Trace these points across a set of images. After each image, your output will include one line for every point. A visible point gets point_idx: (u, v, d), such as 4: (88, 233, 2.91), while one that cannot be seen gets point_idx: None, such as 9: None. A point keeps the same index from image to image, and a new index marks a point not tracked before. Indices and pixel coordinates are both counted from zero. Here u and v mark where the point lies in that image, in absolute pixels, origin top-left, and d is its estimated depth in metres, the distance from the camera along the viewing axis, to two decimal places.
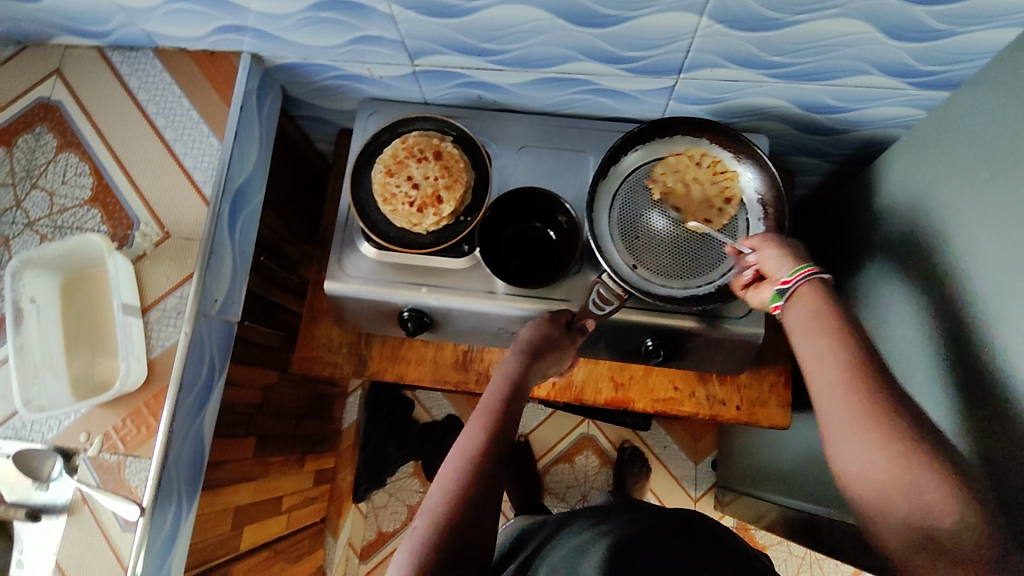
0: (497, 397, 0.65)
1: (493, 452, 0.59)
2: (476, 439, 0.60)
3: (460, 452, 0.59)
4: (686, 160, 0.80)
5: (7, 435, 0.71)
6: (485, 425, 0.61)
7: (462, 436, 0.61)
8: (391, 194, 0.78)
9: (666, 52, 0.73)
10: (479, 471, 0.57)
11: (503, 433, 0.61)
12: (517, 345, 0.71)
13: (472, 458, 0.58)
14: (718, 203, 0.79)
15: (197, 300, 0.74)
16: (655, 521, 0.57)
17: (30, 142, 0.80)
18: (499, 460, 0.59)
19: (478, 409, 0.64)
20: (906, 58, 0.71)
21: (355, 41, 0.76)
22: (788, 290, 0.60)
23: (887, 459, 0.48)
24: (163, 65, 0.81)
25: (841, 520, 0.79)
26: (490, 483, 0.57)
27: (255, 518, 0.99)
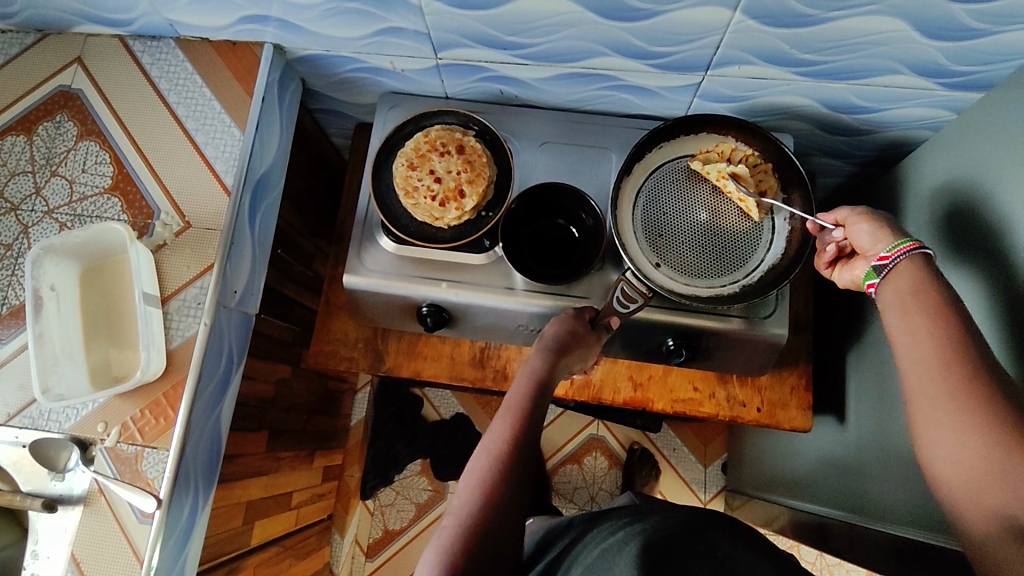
0: (522, 395, 0.65)
1: (519, 451, 0.59)
2: (501, 439, 0.60)
3: (487, 452, 0.59)
4: (717, 156, 0.79)
5: (24, 424, 0.70)
6: (511, 424, 0.61)
7: (488, 436, 0.61)
8: (412, 187, 0.78)
9: (695, 47, 0.72)
10: (505, 472, 0.57)
11: (529, 432, 0.61)
12: (541, 341, 0.70)
13: (498, 457, 0.58)
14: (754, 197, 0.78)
15: (217, 291, 0.73)
16: (687, 519, 0.56)
17: (51, 130, 0.79)
18: (525, 459, 0.59)
19: (503, 408, 0.64)
20: (938, 58, 0.70)
21: (379, 34, 0.76)
22: (886, 265, 0.61)
23: (978, 445, 0.49)
24: (185, 55, 0.81)
25: (866, 525, 0.78)
26: (517, 482, 0.57)
27: (265, 513, 0.98)
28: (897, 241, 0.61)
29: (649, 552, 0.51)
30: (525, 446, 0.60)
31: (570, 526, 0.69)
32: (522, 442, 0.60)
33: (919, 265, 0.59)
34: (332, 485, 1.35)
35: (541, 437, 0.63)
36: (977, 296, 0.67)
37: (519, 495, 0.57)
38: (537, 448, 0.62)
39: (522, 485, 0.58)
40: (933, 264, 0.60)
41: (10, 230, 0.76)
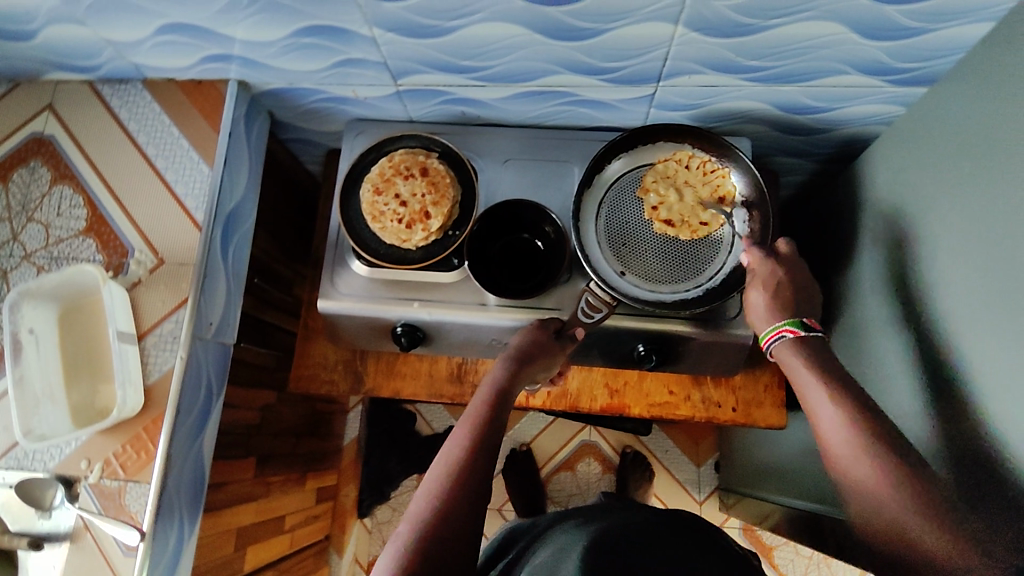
0: (482, 406, 0.68)
1: (476, 458, 0.62)
2: (460, 447, 0.63)
3: (444, 460, 0.62)
4: (674, 165, 0.80)
5: (9, 465, 0.72)
6: (470, 434, 0.64)
7: (447, 446, 0.64)
8: (379, 212, 0.79)
9: (644, 61, 0.73)
10: (461, 477, 0.60)
11: (487, 441, 0.64)
12: (504, 354, 0.73)
13: (455, 464, 0.61)
14: (711, 203, 0.79)
15: (192, 324, 0.75)
16: (651, 525, 0.57)
17: (25, 177, 0.81)
18: (483, 465, 0.62)
19: (463, 419, 0.67)
20: (879, 56, 0.70)
21: (338, 65, 0.78)
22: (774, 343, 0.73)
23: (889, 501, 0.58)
24: (152, 96, 0.83)
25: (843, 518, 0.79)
26: (473, 486, 0.60)
27: (258, 538, 0.99)
28: (776, 324, 0.71)
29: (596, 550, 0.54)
30: (483, 453, 0.62)
31: (533, 527, 0.74)
32: (480, 450, 0.63)
33: (798, 347, 0.69)
34: (327, 505, 1.37)
35: (502, 446, 0.65)
36: (932, 288, 0.69)
37: (476, 499, 0.59)
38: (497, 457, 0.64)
39: (479, 490, 0.60)
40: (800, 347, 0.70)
41: None
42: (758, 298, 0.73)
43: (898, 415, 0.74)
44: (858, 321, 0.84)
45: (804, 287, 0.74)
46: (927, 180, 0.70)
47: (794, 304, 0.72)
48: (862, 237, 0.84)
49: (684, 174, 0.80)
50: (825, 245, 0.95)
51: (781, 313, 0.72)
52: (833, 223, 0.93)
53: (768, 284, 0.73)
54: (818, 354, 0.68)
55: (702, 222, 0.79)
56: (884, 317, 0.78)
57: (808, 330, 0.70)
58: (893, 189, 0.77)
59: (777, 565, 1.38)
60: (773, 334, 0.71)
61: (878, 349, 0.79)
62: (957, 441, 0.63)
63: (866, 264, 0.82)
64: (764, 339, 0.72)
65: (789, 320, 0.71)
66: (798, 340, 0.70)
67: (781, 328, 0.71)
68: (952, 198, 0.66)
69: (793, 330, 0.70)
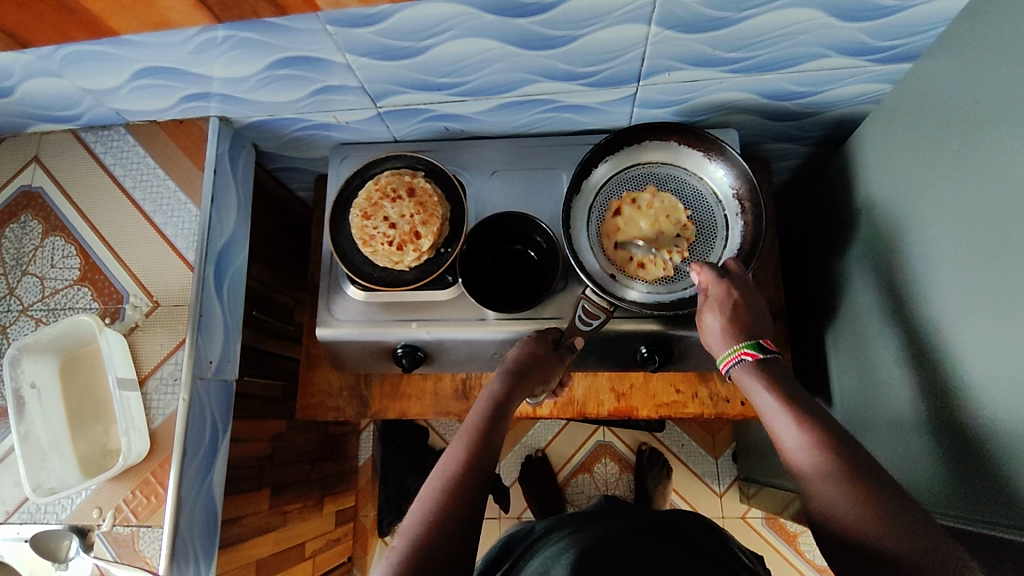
0: (479, 419, 0.68)
1: (472, 471, 0.61)
2: (456, 460, 0.62)
3: (439, 474, 0.61)
4: (671, 216, 0.79)
5: (24, 519, 0.73)
6: (466, 447, 0.64)
7: (443, 459, 0.64)
8: (369, 236, 0.79)
9: (621, 63, 0.72)
10: (455, 490, 0.59)
11: (484, 455, 0.64)
12: (501, 366, 0.73)
13: (451, 477, 0.61)
14: (654, 261, 0.78)
15: (191, 364, 0.76)
16: None
17: (17, 231, 0.82)
18: (479, 479, 0.61)
19: (460, 432, 0.66)
20: (861, 37, 0.69)
21: (317, 92, 0.77)
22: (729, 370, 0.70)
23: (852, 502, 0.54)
24: (135, 138, 0.83)
25: None
26: (467, 499, 0.59)
27: (279, 567, 1.00)
28: (736, 346, 0.68)
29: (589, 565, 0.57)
30: (478, 467, 0.62)
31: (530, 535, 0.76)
32: (476, 462, 0.62)
33: (756, 368, 0.67)
34: (347, 526, 1.37)
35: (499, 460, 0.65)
36: (931, 268, 0.67)
37: (472, 513, 0.59)
38: (493, 471, 0.64)
39: (474, 503, 0.59)
40: (763, 370, 0.67)
41: None
42: (714, 322, 0.71)
43: (904, 397, 0.73)
44: (860, 305, 0.83)
45: (759, 306, 0.71)
46: (919, 158, 0.69)
47: (749, 325, 0.70)
48: (859, 219, 0.82)
49: (671, 229, 0.79)
50: (823, 230, 0.93)
51: (735, 335, 0.69)
52: (830, 207, 0.91)
53: (723, 306, 0.70)
54: (779, 376, 0.66)
55: (631, 259, 0.78)
56: (885, 299, 0.76)
57: (764, 351, 0.68)
58: (886, 169, 0.76)
59: (802, 551, 1.36)
60: (732, 356, 0.69)
61: (881, 333, 0.78)
62: (965, 422, 0.61)
63: (865, 247, 0.81)
64: (723, 363, 0.69)
65: (747, 342, 0.68)
66: (757, 362, 0.67)
67: (740, 351, 0.68)
68: (945, 176, 0.64)
69: (750, 353, 0.68)
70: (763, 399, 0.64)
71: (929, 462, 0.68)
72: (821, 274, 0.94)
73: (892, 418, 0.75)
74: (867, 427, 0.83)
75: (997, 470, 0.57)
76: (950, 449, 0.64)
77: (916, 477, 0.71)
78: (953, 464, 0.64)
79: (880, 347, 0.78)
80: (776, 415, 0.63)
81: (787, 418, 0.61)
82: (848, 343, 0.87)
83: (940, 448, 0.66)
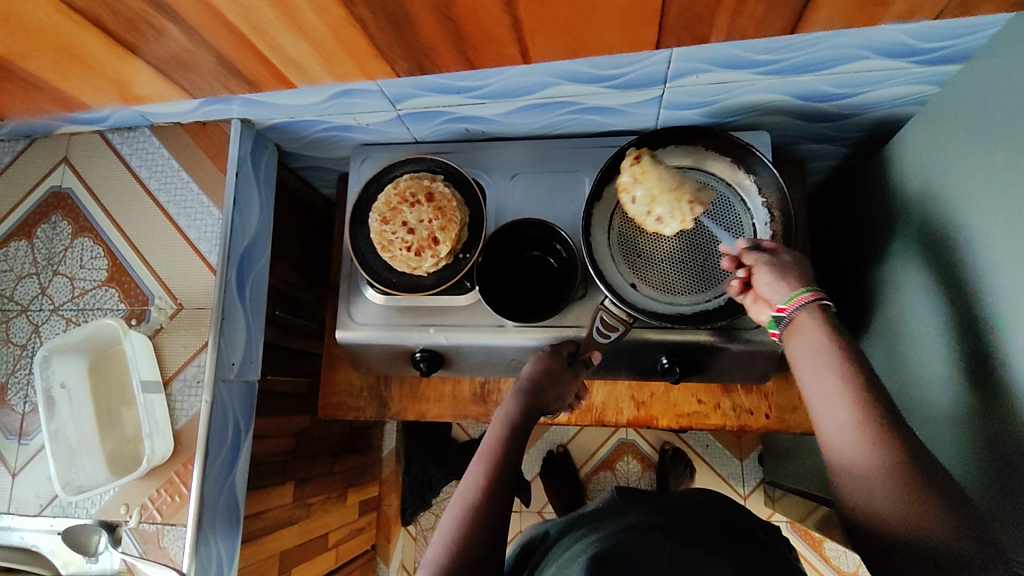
0: (497, 440, 0.67)
1: (490, 497, 0.61)
2: (475, 486, 0.62)
3: (461, 499, 0.61)
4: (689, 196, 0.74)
5: (56, 512, 0.77)
6: (485, 471, 0.63)
7: (463, 481, 0.64)
8: (387, 241, 0.78)
9: (647, 65, 0.69)
10: (475, 519, 0.59)
11: (503, 479, 0.63)
12: (517, 384, 0.72)
13: (471, 505, 0.60)
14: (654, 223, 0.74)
15: (214, 367, 0.77)
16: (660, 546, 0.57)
17: (48, 232, 0.84)
18: (498, 505, 0.61)
19: (478, 453, 0.66)
20: (905, 39, 0.64)
21: (338, 95, 0.75)
22: (785, 317, 0.60)
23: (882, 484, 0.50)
24: (160, 140, 0.84)
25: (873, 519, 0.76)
26: (488, 529, 0.59)
27: (303, 558, 1.02)
28: (796, 292, 0.59)
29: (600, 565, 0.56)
30: (498, 490, 0.62)
31: (546, 538, 0.72)
32: (495, 485, 0.62)
33: (809, 322, 0.58)
34: (371, 515, 1.40)
35: (520, 480, 0.64)
36: (976, 286, 0.63)
37: (493, 542, 0.59)
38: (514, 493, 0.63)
39: (495, 529, 0.59)
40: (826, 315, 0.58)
41: (23, 331, 0.82)
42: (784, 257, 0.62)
43: (942, 414, 0.69)
44: (896, 317, 0.79)
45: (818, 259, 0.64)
46: (966, 170, 0.64)
47: None
48: (897, 228, 0.78)
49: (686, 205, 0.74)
50: (858, 236, 0.89)
51: (797, 280, 0.60)
52: (865, 212, 0.87)
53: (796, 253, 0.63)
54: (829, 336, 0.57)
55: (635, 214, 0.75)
56: (922, 314, 0.72)
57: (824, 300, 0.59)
58: (927, 177, 0.72)
59: (828, 557, 1.34)
60: (792, 302, 0.59)
61: (916, 349, 0.74)
62: (1006, 451, 0.58)
63: (903, 258, 0.77)
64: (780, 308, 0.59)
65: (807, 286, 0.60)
66: (811, 315, 0.58)
67: (801, 296, 0.59)
68: (994, 191, 0.60)
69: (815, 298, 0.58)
70: (808, 360, 0.56)
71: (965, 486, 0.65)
72: (855, 282, 0.90)
73: (929, 437, 0.72)
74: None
75: None
76: (990, 478, 0.61)
77: None
78: (994, 493, 0.60)
79: (917, 362, 0.74)
80: (822, 390, 0.55)
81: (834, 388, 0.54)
82: (882, 356, 0.84)
83: (979, 475, 0.63)
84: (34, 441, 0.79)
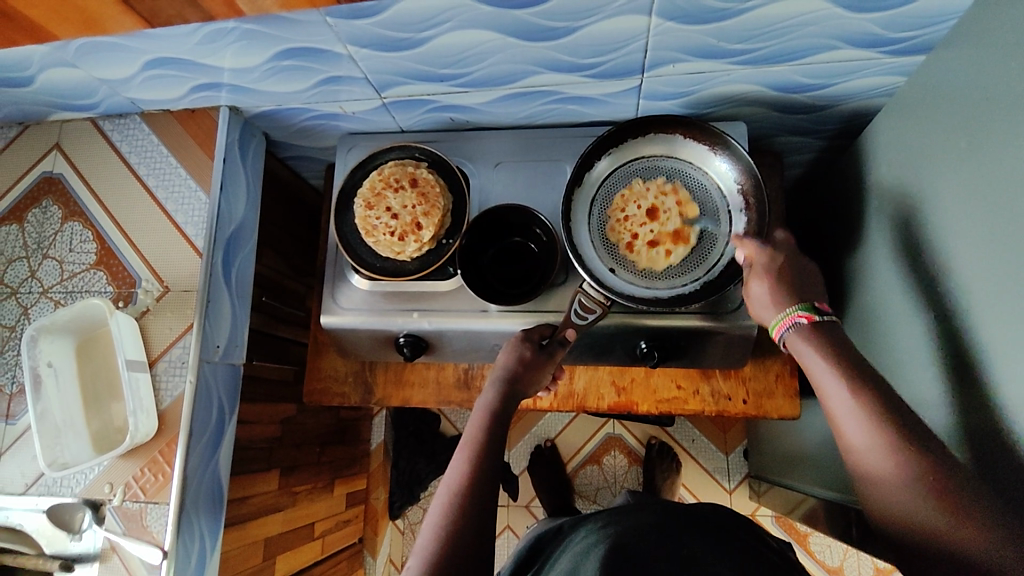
0: (478, 429, 0.68)
1: (476, 484, 0.62)
2: (461, 474, 0.63)
3: (446, 489, 0.62)
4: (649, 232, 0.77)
5: (41, 492, 0.78)
6: (468, 460, 0.64)
7: (447, 473, 0.65)
8: (372, 226, 0.80)
9: (624, 54, 0.71)
10: (464, 505, 0.60)
11: (487, 465, 0.64)
12: (495, 374, 0.72)
13: (458, 492, 0.62)
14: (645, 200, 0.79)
15: (199, 348, 0.78)
16: (643, 521, 0.59)
17: (39, 216, 0.85)
18: (483, 488, 0.62)
19: (461, 444, 0.67)
20: (873, 28, 0.66)
21: (323, 83, 0.77)
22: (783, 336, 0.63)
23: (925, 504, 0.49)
24: (150, 127, 0.85)
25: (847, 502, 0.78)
26: (474, 515, 0.60)
27: (289, 546, 1.03)
28: (787, 311, 0.62)
29: (616, 550, 0.54)
30: (481, 478, 0.63)
31: (558, 534, 0.70)
32: (479, 473, 0.63)
33: (811, 330, 0.60)
34: (358, 508, 1.40)
35: (503, 466, 0.66)
36: (944, 267, 0.65)
37: (481, 523, 0.60)
38: (499, 479, 0.65)
39: (482, 512, 0.61)
40: (825, 331, 0.60)
41: (13, 313, 0.83)
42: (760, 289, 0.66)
43: (913, 397, 0.70)
44: (868, 304, 0.81)
45: (807, 268, 0.66)
46: (934, 157, 0.66)
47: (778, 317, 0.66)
48: (869, 216, 0.80)
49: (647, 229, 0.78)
50: (834, 225, 0.91)
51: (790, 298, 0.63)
52: (840, 202, 0.89)
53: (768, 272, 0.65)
54: (843, 352, 0.58)
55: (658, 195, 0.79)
56: (892, 299, 0.74)
57: (821, 313, 0.61)
58: (898, 166, 0.74)
59: (813, 552, 1.35)
60: (784, 322, 0.62)
61: (887, 334, 0.76)
62: (972, 426, 0.59)
63: (875, 245, 0.78)
64: (774, 330, 0.63)
65: (801, 304, 0.62)
66: (813, 325, 0.60)
67: (795, 313, 0.61)
68: (959, 175, 0.62)
69: (808, 315, 0.61)
70: (830, 385, 0.56)
71: None
72: (830, 272, 0.92)
73: None
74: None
75: (998, 476, 0.55)
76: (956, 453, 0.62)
77: None
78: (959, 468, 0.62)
79: (889, 347, 0.75)
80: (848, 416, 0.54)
81: (853, 414, 0.54)
82: (858, 344, 0.85)
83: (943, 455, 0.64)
84: (20, 421, 0.80)
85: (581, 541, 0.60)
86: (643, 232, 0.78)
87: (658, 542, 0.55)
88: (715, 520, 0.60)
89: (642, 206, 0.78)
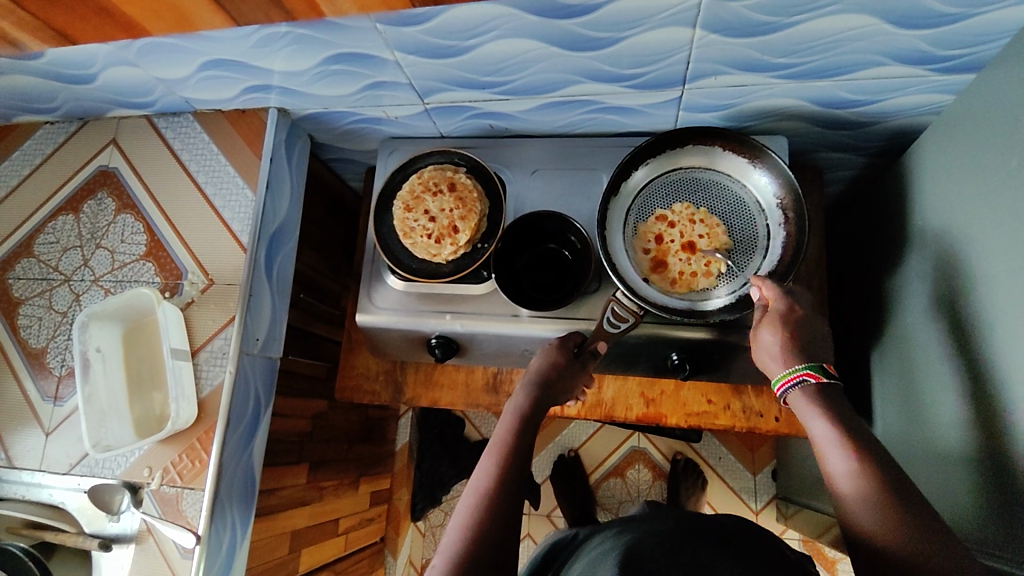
0: (507, 433, 0.69)
1: (504, 485, 0.63)
2: (488, 476, 0.64)
3: (474, 488, 0.63)
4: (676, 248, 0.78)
5: (84, 472, 0.81)
6: (497, 462, 0.65)
7: (475, 473, 0.66)
8: (410, 228, 0.81)
9: (666, 65, 0.71)
10: (490, 504, 0.61)
11: (513, 469, 0.65)
12: (526, 379, 0.74)
13: (484, 494, 0.62)
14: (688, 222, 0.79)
15: (239, 340, 0.81)
16: (667, 527, 0.59)
17: (94, 208, 0.89)
18: (510, 491, 0.63)
19: (490, 446, 0.68)
20: (922, 45, 0.65)
21: (370, 88, 0.79)
22: (786, 391, 0.64)
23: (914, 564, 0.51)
24: (202, 126, 0.89)
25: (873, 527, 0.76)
26: (500, 516, 0.61)
27: (314, 539, 1.04)
28: (793, 368, 0.63)
29: (627, 561, 0.54)
30: (509, 480, 0.63)
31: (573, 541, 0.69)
32: (506, 475, 0.64)
33: (815, 392, 0.62)
34: (381, 508, 1.42)
35: (530, 471, 0.66)
36: (984, 290, 0.63)
37: (507, 527, 0.60)
38: (524, 485, 0.65)
39: (508, 516, 0.61)
40: (825, 394, 0.62)
41: (65, 300, 0.87)
42: (770, 339, 0.66)
43: (945, 421, 0.69)
44: (906, 324, 0.79)
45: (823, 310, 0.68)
46: (980, 176, 0.65)
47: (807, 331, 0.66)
48: (910, 235, 0.79)
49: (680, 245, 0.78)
50: (874, 243, 0.90)
51: (798, 356, 0.64)
52: (881, 220, 0.88)
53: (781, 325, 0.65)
54: (835, 402, 0.61)
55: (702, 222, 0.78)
56: (931, 321, 0.73)
57: (829, 376, 0.63)
58: (941, 185, 0.72)
59: None
60: (787, 379, 0.63)
61: (924, 356, 0.74)
62: (1006, 453, 0.58)
63: (915, 264, 0.77)
64: (776, 385, 0.64)
65: (809, 363, 0.63)
66: (819, 386, 0.62)
67: (800, 372, 0.63)
68: (1005, 194, 0.61)
69: (814, 375, 0.62)
70: (828, 446, 0.58)
71: (965, 492, 0.65)
72: (869, 292, 0.90)
73: (932, 444, 0.72)
74: (906, 464, 0.79)
75: None
76: (990, 482, 0.60)
77: (951, 505, 0.68)
78: (991, 497, 0.60)
79: (924, 370, 0.74)
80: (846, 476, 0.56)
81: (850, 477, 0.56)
82: (892, 365, 0.83)
83: (978, 482, 0.62)
84: (68, 403, 0.83)
85: (597, 547, 0.60)
86: (672, 238, 0.78)
87: (675, 550, 0.55)
88: (736, 529, 0.60)
89: (700, 226, 0.78)
